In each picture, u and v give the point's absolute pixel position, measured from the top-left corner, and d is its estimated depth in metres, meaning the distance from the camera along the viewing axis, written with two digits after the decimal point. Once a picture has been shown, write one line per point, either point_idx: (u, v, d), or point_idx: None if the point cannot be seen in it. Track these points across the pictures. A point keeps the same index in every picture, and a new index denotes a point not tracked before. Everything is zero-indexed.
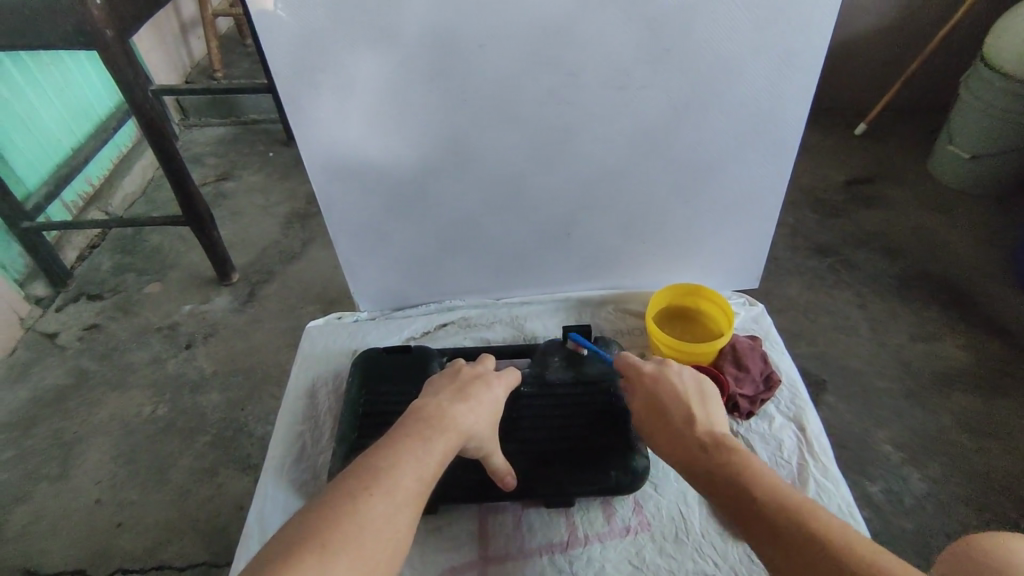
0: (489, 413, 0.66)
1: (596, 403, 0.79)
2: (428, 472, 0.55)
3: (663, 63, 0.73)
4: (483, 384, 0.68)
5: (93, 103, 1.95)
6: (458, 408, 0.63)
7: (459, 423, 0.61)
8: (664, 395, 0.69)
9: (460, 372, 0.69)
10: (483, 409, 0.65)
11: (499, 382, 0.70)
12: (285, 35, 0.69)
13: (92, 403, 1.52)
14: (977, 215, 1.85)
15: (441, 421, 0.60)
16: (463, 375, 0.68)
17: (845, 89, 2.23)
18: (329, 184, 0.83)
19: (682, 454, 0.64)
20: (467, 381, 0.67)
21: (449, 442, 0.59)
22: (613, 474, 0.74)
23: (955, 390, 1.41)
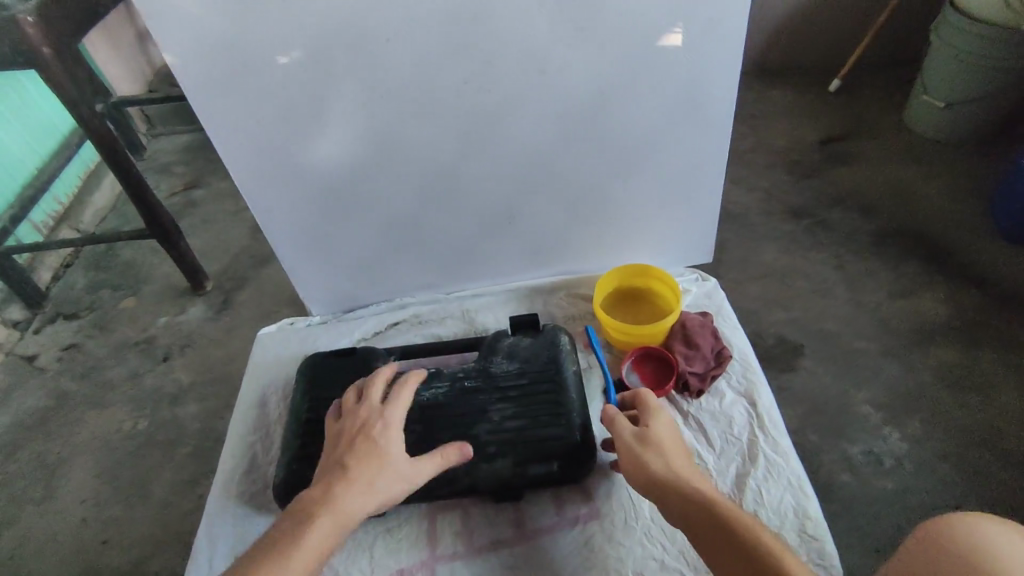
0: (390, 457, 0.66)
1: (542, 395, 0.78)
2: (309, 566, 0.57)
3: (581, 40, 0.71)
4: (378, 437, 0.67)
5: (55, 119, 1.93)
6: (348, 491, 0.62)
7: (337, 505, 0.61)
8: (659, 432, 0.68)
9: (353, 425, 0.68)
10: (383, 469, 0.65)
11: (393, 414, 0.69)
12: (186, 44, 0.67)
13: (73, 423, 1.53)
14: (955, 165, 1.82)
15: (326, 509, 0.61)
16: (355, 429, 0.68)
17: (817, 45, 2.18)
18: (258, 191, 0.81)
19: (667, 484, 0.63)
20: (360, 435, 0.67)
21: (337, 530, 0.60)
22: (556, 465, 0.74)
23: (934, 346, 1.40)
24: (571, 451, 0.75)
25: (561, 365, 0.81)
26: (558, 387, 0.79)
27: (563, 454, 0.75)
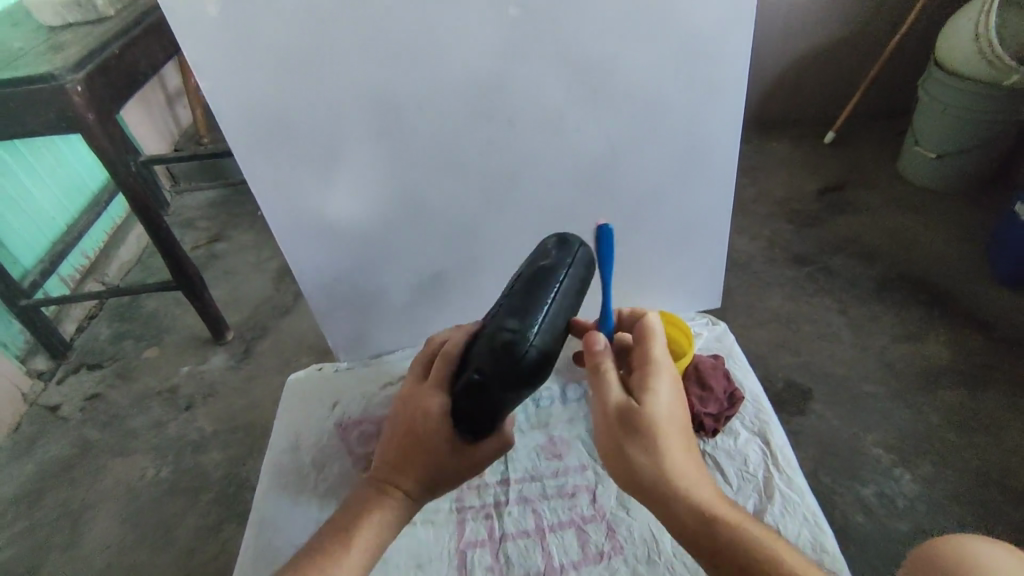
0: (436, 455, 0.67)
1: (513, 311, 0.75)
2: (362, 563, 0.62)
3: (596, 105, 0.78)
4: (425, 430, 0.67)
5: (86, 179, 2.03)
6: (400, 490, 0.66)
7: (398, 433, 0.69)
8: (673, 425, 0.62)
9: (406, 412, 0.69)
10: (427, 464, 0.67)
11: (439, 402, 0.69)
12: (240, 115, 0.74)
13: (95, 473, 1.55)
14: (950, 212, 1.88)
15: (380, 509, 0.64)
16: (408, 417, 0.69)
17: (811, 100, 2.29)
18: (297, 245, 0.87)
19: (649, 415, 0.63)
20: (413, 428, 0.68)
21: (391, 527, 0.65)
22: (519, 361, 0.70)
23: (941, 388, 1.42)
24: (506, 354, 0.67)
25: (532, 279, 0.72)
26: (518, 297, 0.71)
27: (502, 367, 0.68)
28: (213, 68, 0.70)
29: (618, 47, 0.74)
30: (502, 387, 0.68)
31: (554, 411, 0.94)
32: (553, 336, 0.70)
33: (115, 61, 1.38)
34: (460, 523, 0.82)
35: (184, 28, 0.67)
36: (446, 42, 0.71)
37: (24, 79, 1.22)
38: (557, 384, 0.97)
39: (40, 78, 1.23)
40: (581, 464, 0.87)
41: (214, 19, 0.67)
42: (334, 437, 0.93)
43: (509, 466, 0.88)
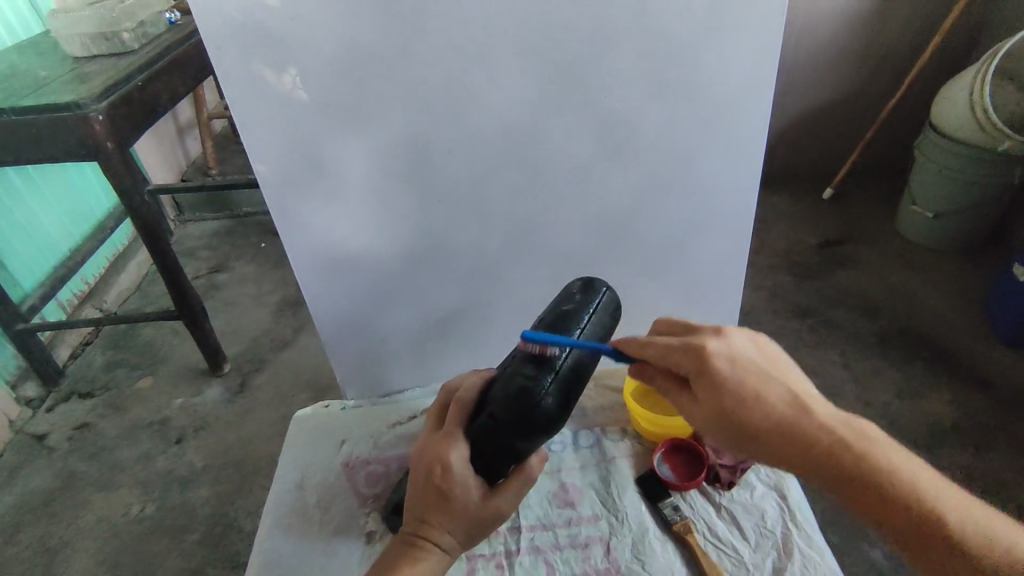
0: (464, 505, 0.69)
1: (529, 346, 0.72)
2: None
3: (619, 157, 0.80)
4: (449, 483, 0.69)
5: (92, 206, 2.04)
6: (435, 541, 0.69)
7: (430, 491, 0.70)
8: (751, 374, 0.60)
9: (424, 466, 0.70)
10: (456, 513, 0.69)
11: (457, 454, 0.70)
12: (271, 153, 0.75)
13: (78, 506, 1.49)
14: (948, 270, 1.91)
15: (416, 562, 0.67)
16: (427, 469, 0.70)
17: (809, 156, 2.35)
18: (316, 281, 0.87)
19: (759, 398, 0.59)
20: (435, 480, 0.69)
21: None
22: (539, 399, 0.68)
23: (945, 446, 1.42)
24: (522, 401, 0.67)
25: (552, 324, 0.71)
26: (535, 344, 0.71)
27: (518, 414, 0.68)
28: (250, 108, 0.72)
29: (643, 103, 0.76)
30: (517, 438, 0.69)
31: (567, 457, 0.92)
32: (573, 383, 0.70)
33: (137, 93, 1.41)
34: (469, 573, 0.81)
35: (225, 68, 0.69)
36: (477, 92, 0.74)
37: (49, 107, 1.25)
38: (570, 429, 0.95)
39: (64, 107, 1.26)
40: (594, 514, 0.86)
41: (256, 62, 0.69)
42: (340, 477, 0.93)
43: (521, 513, 0.86)
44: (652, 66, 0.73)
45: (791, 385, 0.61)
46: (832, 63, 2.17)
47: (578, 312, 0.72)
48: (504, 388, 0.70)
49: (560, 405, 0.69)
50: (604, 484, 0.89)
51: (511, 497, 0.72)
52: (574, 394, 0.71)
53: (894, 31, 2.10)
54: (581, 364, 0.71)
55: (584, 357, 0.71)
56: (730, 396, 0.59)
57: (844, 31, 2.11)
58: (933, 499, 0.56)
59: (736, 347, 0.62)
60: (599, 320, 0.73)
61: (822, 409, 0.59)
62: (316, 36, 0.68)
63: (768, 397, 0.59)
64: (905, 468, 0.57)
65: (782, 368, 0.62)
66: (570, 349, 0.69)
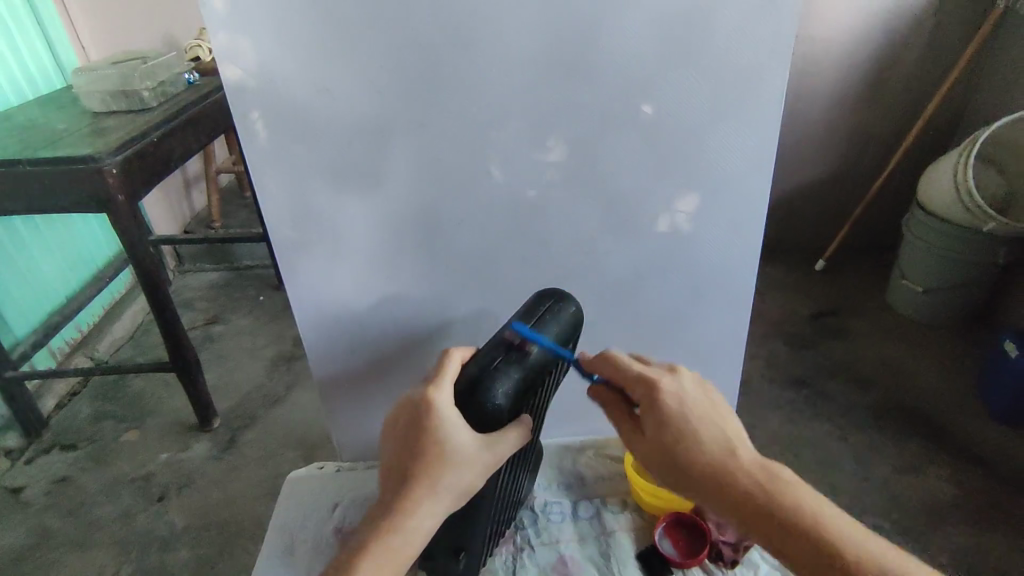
0: (454, 458, 0.65)
1: (495, 349, 0.69)
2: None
3: (623, 231, 0.83)
4: (433, 436, 0.65)
5: (94, 254, 2.05)
6: (419, 502, 0.64)
7: (416, 456, 0.65)
8: (699, 422, 0.64)
9: (408, 409, 0.67)
10: (443, 470, 0.65)
11: (443, 398, 0.66)
12: (287, 215, 0.78)
13: (51, 566, 1.43)
14: (941, 345, 1.94)
15: (396, 528, 0.63)
16: (410, 427, 0.66)
17: (802, 230, 2.42)
18: (319, 341, 0.88)
19: (693, 436, 0.64)
20: (420, 427, 0.65)
21: (411, 545, 0.64)
22: (498, 398, 0.66)
23: (948, 525, 1.40)
24: (476, 392, 0.66)
25: (504, 349, 0.69)
26: (488, 350, 0.69)
27: (474, 403, 0.66)
28: (270, 172, 0.74)
29: (647, 181, 0.79)
30: (479, 415, 0.66)
31: (565, 530, 0.91)
32: (525, 389, 0.69)
33: (152, 149, 1.45)
34: None
35: (248, 136, 0.72)
36: (491, 164, 0.77)
37: (66, 160, 1.29)
38: (570, 500, 0.95)
39: (80, 160, 1.29)
40: None
41: (278, 132, 0.72)
42: (332, 544, 0.91)
43: None
44: (657, 147, 0.77)
45: (729, 430, 0.65)
46: (821, 142, 2.27)
47: (542, 329, 0.71)
48: (466, 374, 0.68)
49: (510, 404, 0.67)
50: (604, 558, 0.87)
51: (506, 446, 0.67)
52: (525, 392, 0.69)
53: (878, 115, 2.21)
54: (536, 382, 0.70)
55: (549, 363, 0.70)
56: (669, 434, 0.64)
57: (831, 114, 2.22)
58: (852, 542, 0.61)
59: (686, 389, 0.67)
60: (560, 334, 0.73)
61: (749, 452, 0.64)
62: (339, 111, 0.72)
63: (699, 445, 0.64)
64: (813, 503, 0.62)
65: (722, 415, 0.66)
66: (525, 364, 0.68)
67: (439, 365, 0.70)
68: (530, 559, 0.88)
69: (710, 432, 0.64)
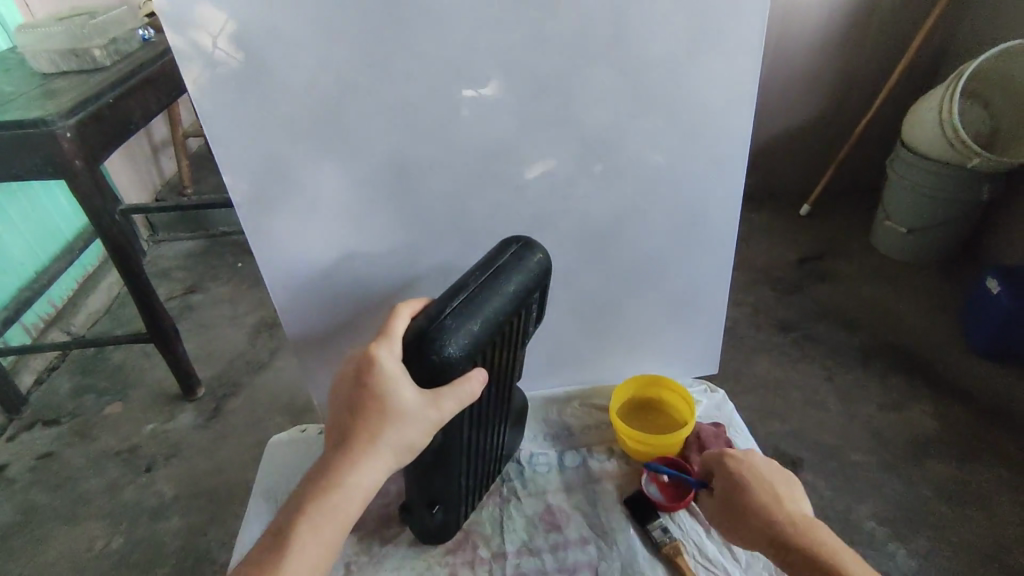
0: (396, 412, 0.62)
1: (445, 304, 0.66)
2: (326, 553, 0.60)
3: (602, 173, 0.80)
4: (373, 389, 0.62)
5: (61, 226, 1.98)
6: (359, 458, 0.61)
7: (356, 411, 0.62)
8: (764, 486, 0.74)
9: (353, 365, 0.65)
10: (385, 423, 0.62)
11: (388, 351, 0.64)
12: (245, 170, 0.73)
13: (41, 540, 1.43)
14: (924, 284, 1.94)
15: (336, 484, 0.61)
16: (352, 382, 0.64)
17: (787, 174, 2.39)
18: (290, 299, 0.85)
19: (756, 497, 0.73)
20: (362, 379, 0.63)
21: (351, 503, 0.61)
22: (447, 353, 0.63)
23: (930, 459, 1.43)
24: (424, 347, 0.63)
25: (456, 301, 0.66)
26: (439, 303, 0.67)
27: (421, 357, 0.64)
28: (224, 124, 0.69)
29: (624, 119, 0.76)
30: (427, 371, 0.64)
31: (551, 481, 0.92)
32: (480, 342, 0.66)
33: (109, 110, 1.37)
34: None
35: (195, 84, 0.66)
36: (460, 107, 0.72)
37: (15, 124, 1.21)
38: (556, 450, 0.96)
39: (31, 123, 1.22)
40: (582, 537, 0.86)
41: (227, 79, 0.67)
42: None
43: (506, 538, 0.86)
44: (636, 83, 0.73)
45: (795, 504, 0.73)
46: (805, 83, 2.21)
47: (497, 280, 0.68)
48: (415, 329, 0.65)
49: (463, 358, 0.65)
50: (590, 506, 0.89)
51: (453, 400, 0.64)
52: (479, 347, 0.66)
53: (864, 52, 2.15)
54: (491, 338, 0.67)
55: (504, 320, 0.68)
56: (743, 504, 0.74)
57: (817, 53, 2.16)
58: None
59: (755, 462, 0.77)
60: (523, 283, 0.70)
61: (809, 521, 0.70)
62: (292, 53, 0.66)
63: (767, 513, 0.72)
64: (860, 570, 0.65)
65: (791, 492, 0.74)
66: (478, 316, 0.65)
67: (387, 322, 0.68)
68: (517, 509, 0.89)
69: (772, 496, 0.73)
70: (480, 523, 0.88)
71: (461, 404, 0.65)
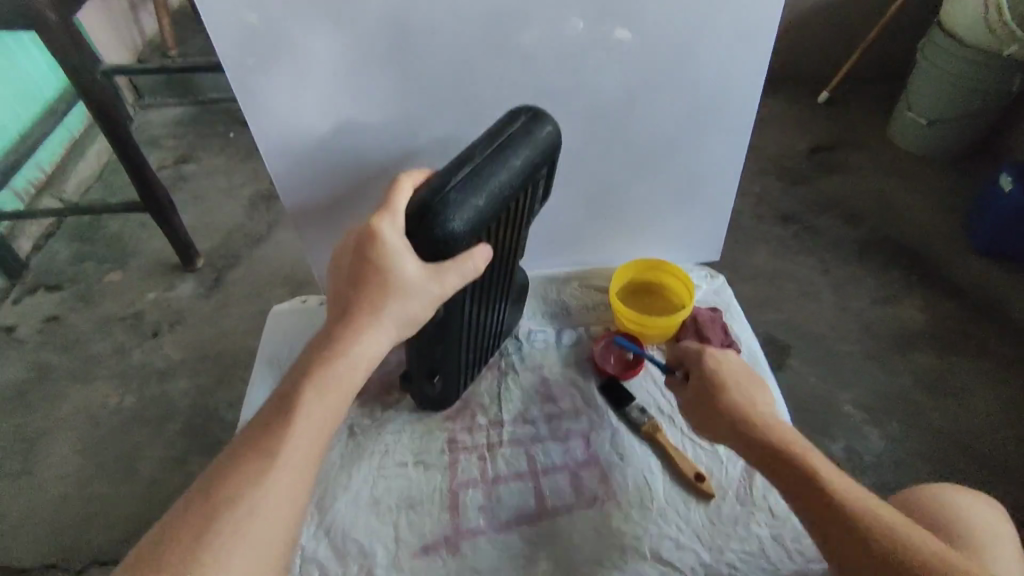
0: (399, 284, 0.63)
1: (448, 175, 0.62)
2: (333, 417, 0.61)
3: (619, 42, 0.73)
4: (376, 261, 0.62)
5: (40, 84, 1.86)
6: (361, 328, 0.63)
7: (360, 283, 0.64)
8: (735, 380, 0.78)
9: (354, 237, 0.64)
10: (388, 294, 0.63)
11: (389, 224, 0.62)
12: (229, 22, 0.66)
13: (57, 396, 1.50)
14: (937, 179, 1.89)
15: (341, 352, 0.62)
16: (354, 255, 0.64)
17: (812, 55, 2.23)
18: (284, 168, 0.81)
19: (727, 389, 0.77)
20: (365, 252, 0.63)
21: (356, 371, 0.62)
22: (451, 228, 0.61)
23: (913, 351, 1.48)
24: (428, 220, 0.61)
25: (460, 174, 0.62)
26: (442, 174, 0.63)
27: (425, 231, 0.61)
28: None
29: None
30: (429, 245, 0.62)
31: (548, 357, 0.95)
32: (484, 216, 0.64)
33: None
34: (452, 463, 0.85)
35: None
36: None
37: None
38: (554, 328, 0.98)
39: None
40: (575, 408, 0.90)
41: None
42: None
43: (503, 407, 0.90)
44: None
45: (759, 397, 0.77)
46: None
47: (504, 153, 0.64)
48: (417, 201, 0.62)
49: (466, 232, 0.63)
50: (584, 381, 0.93)
51: (455, 275, 0.64)
52: (482, 223, 0.64)
53: None
54: (496, 212, 0.65)
55: (509, 197, 0.66)
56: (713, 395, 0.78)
57: None
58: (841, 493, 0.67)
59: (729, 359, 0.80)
60: (529, 156, 0.66)
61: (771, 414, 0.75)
62: None
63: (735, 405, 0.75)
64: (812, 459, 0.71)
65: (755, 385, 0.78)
66: (484, 190, 0.63)
67: (388, 195, 0.66)
68: (514, 382, 0.93)
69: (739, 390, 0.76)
70: (478, 393, 0.91)
71: (463, 280, 0.65)
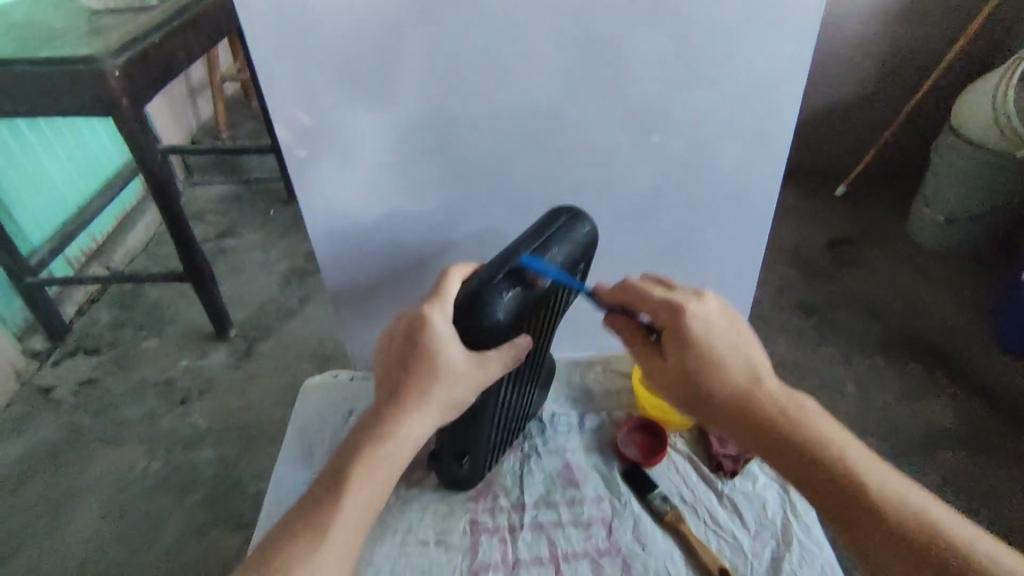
0: (446, 370, 0.66)
1: (495, 267, 0.67)
2: (377, 497, 0.64)
3: (644, 143, 0.80)
4: (425, 349, 0.66)
5: (100, 163, 1.99)
6: (410, 412, 0.66)
7: (409, 367, 0.67)
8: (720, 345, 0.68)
9: (405, 323, 0.68)
10: (435, 379, 0.66)
11: (440, 314, 0.67)
12: (295, 117, 0.75)
13: (85, 460, 1.53)
14: (958, 276, 1.91)
15: (387, 435, 0.65)
16: (405, 340, 0.68)
17: (830, 153, 2.31)
18: (329, 248, 0.87)
19: (706, 362, 0.68)
20: (416, 338, 0.67)
21: (400, 454, 0.65)
22: (499, 316, 0.66)
23: (941, 449, 1.46)
24: (476, 307, 0.66)
25: (504, 268, 0.67)
26: (490, 266, 0.68)
27: (474, 317, 0.66)
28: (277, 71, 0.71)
29: (669, 89, 0.76)
30: (478, 333, 0.67)
31: (571, 440, 0.96)
32: (528, 305, 0.69)
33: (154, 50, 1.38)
34: (473, 545, 0.85)
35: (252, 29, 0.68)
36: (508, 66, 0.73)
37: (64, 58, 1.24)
38: (577, 412, 0.99)
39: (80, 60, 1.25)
40: (597, 495, 0.90)
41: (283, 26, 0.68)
42: None
43: (525, 490, 0.91)
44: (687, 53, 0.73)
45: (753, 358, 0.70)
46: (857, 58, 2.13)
47: (547, 247, 0.70)
48: (465, 289, 0.67)
49: (509, 320, 0.67)
50: (607, 466, 0.93)
51: (496, 364, 0.68)
52: (524, 311, 0.69)
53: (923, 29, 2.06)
54: (541, 301, 0.70)
55: (549, 295, 0.71)
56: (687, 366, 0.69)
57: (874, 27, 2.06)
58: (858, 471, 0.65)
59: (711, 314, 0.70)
60: (570, 253, 0.72)
61: (772, 382, 0.69)
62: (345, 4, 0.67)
63: (723, 377, 0.68)
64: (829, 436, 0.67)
65: (749, 343, 0.70)
66: (527, 282, 0.67)
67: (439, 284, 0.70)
68: (537, 465, 0.93)
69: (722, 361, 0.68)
70: (501, 475, 0.92)
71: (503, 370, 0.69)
